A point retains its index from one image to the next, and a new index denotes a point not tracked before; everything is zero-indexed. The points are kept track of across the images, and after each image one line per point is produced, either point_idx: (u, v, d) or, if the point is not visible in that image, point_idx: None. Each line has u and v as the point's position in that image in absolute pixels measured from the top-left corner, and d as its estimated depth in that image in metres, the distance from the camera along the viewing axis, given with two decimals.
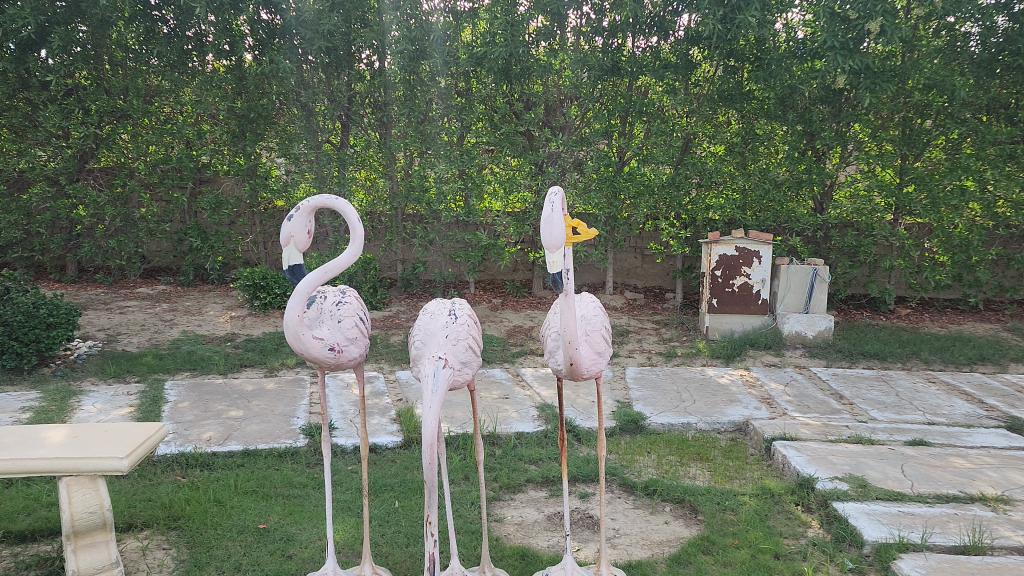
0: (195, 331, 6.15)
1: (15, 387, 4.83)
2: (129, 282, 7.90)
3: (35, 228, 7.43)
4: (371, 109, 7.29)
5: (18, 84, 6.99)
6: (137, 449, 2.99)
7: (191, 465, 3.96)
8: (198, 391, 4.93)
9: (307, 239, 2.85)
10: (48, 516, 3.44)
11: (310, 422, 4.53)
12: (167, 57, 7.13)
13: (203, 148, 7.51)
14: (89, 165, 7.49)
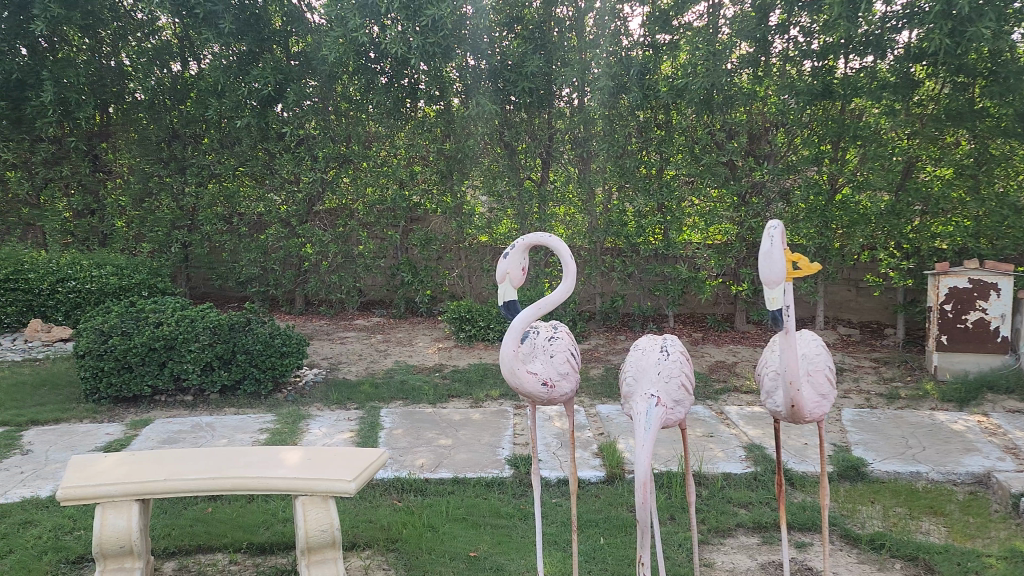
0: (407, 361, 6.50)
1: (254, 409, 5.33)
2: (348, 314, 8.51)
3: (270, 264, 8.26)
4: (571, 145, 7.41)
5: (260, 136, 7.92)
6: (362, 472, 3.22)
7: (406, 490, 4.16)
8: (411, 419, 5.18)
9: (522, 276, 2.94)
10: (284, 532, 3.75)
11: (515, 453, 4.62)
12: (384, 105, 7.69)
13: (415, 188, 7.92)
14: (317, 207, 8.17)
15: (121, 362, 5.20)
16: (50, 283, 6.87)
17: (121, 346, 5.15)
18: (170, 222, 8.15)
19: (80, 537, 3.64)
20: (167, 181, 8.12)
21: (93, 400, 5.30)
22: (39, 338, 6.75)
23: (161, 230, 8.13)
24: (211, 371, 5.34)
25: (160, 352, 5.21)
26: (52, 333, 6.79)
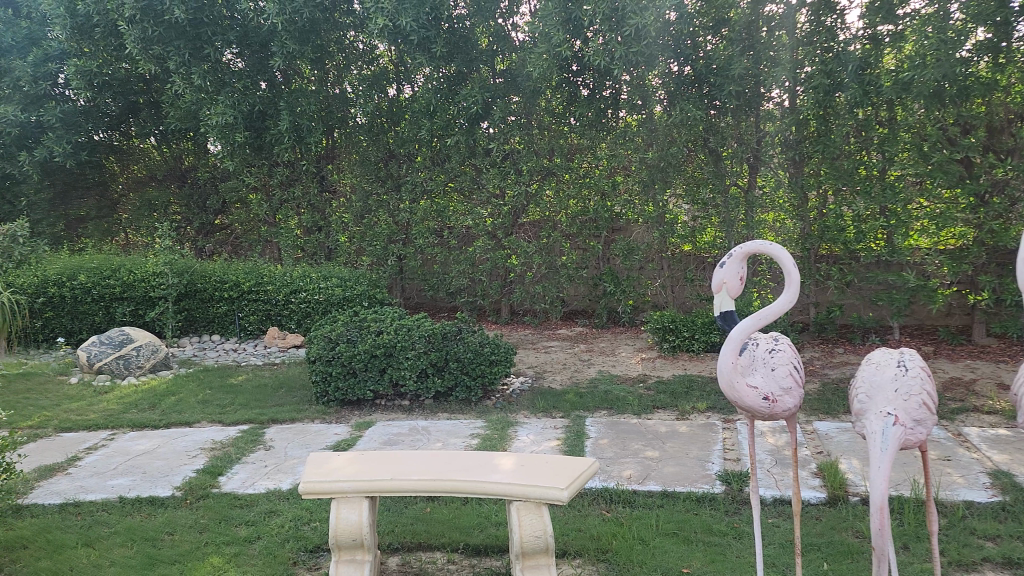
0: (611, 371, 6.50)
1: (465, 415, 5.53)
2: (551, 324, 8.64)
3: (478, 275, 8.59)
4: (780, 150, 7.07)
5: (468, 152, 8.30)
6: (575, 481, 3.25)
7: (615, 501, 4.14)
8: (616, 430, 5.16)
9: (739, 286, 2.83)
10: (497, 536, 3.85)
11: (726, 469, 4.46)
12: (587, 117, 7.88)
13: (618, 199, 7.96)
14: (521, 220, 8.40)
15: (347, 368, 5.62)
16: (285, 294, 7.58)
17: (347, 353, 5.58)
18: (387, 237, 8.69)
19: (316, 528, 3.95)
20: (384, 199, 8.70)
21: (322, 403, 5.74)
22: (276, 343, 7.49)
23: (379, 244, 8.68)
24: (426, 377, 5.63)
25: (381, 359, 5.59)
26: (287, 339, 7.49)
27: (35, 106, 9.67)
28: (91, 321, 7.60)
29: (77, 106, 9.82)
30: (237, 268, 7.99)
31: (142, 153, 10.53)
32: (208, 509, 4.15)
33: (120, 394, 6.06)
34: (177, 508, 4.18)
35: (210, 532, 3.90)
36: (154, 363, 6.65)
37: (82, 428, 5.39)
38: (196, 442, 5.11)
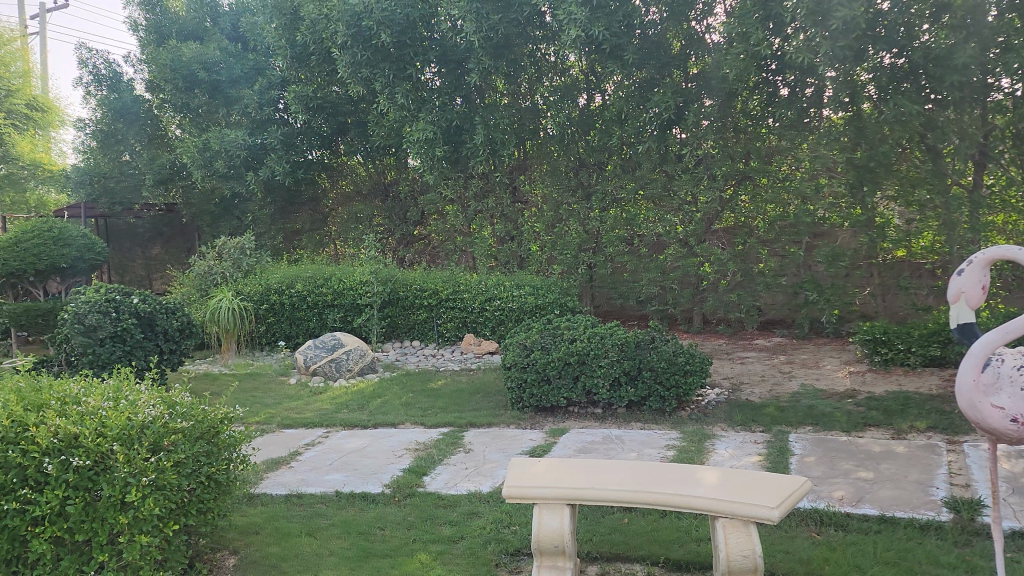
0: (814, 384, 6.16)
1: (659, 425, 5.43)
2: (747, 334, 8.32)
3: (669, 283, 8.46)
4: (1012, 140, 6.53)
5: (660, 159, 8.30)
6: (786, 500, 3.07)
7: (825, 523, 3.90)
8: (823, 447, 4.87)
9: (981, 295, 2.57)
10: (698, 551, 3.73)
11: (953, 495, 4.07)
12: (786, 118, 7.69)
13: (821, 202, 7.53)
14: (715, 226, 8.21)
15: (542, 375, 5.71)
16: (480, 302, 7.86)
17: (542, 360, 5.68)
18: (578, 246, 8.81)
19: (516, 532, 4.01)
20: (575, 208, 8.81)
21: (517, 408, 5.87)
22: (472, 350, 7.75)
23: (569, 253, 8.83)
24: (619, 386, 5.60)
25: (574, 366, 5.64)
26: (481, 346, 7.73)
27: (260, 131, 10.86)
28: (305, 326, 8.24)
29: (295, 128, 10.80)
30: (435, 277, 8.38)
31: (350, 170, 11.33)
32: (414, 507, 4.35)
33: (334, 395, 6.51)
34: (386, 504, 4.41)
35: (416, 530, 4.07)
36: (362, 366, 7.11)
37: (301, 424, 5.85)
38: (401, 443, 5.39)
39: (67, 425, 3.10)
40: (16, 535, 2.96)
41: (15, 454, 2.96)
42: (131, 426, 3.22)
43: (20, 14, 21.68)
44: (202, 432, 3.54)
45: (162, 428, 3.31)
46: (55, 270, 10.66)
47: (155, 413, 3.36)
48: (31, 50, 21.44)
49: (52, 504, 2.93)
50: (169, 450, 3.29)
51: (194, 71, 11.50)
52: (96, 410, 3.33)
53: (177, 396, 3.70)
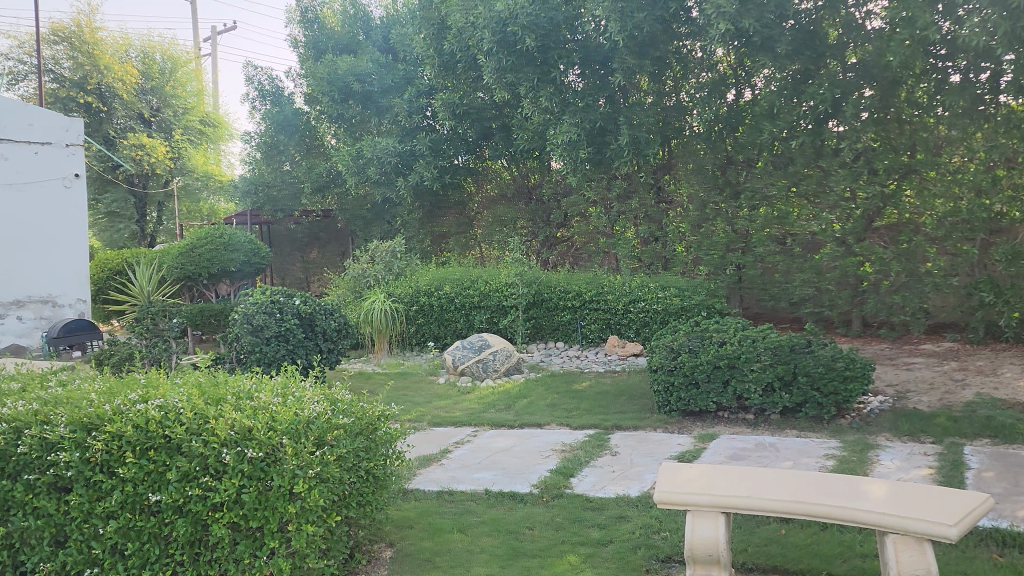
0: (992, 393, 5.68)
1: (817, 433, 5.17)
2: (913, 338, 7.80)
3: (824, 285, 8.03)
4: None
5: (815, 154, 7.97)
6: (965, 517, 2.82)
7: (1008, 544, 3.59)
8: (1003, 461, 4.48)
9: None
10: (863, 568, 3.52)
11: None
12: (957, 107, 7.20)
13: (999, 197, 6.97)
14: (876, 223, 7.68)
15: (690, 378, 5.58)
16: (624, 303, 7.81)
17: (689, 363, 5.56)
18: (726, 246, 8.60)
19: (666, 538, 3.93)
20: (722, 207, 8.64)
21: (664, 412, 5.77)
22: (616, 352, 7.69)
23: (716, 253, 8.66)
24: (773, 392, 5.39)
25: (724, 370, 5.47)
26: (626, 348, 7.66)
27: (409, 138, 11.28)
28: (453, 328, 8.45)
29: (442, 135, 11.15)
30: (579, 279, 8.39)
31: (494, 174, 11.55)
32: (561, 509, 4.36)
33: (481, 395, 6.63)
34: (535, 504, 4.45)
35: (564, 531, 4.08)
36: (508, 367, 7.21)
37: (450, 423, 6.00)
38: (548, 443, 5.42)
39: (242, 418, 3.31)
40: (199, 519, 3.17)
41: (198, 443, 3.18)
42: (298, 421, 3.40)
43: (195, 38, 23.49)
44: (362, 428, 3.71)
45: (326, 423, 3.48)
46: (225, 274, 11.49)
47: (320, 409, 3.54)
48: (205, 71, 23.19)
49: (230, 491, 3.13)
50: (332, 444, 3.45)
51: (349, 83, 12.11)
52: (267, 405, 3.54)
53: (339, 393, 3.88)
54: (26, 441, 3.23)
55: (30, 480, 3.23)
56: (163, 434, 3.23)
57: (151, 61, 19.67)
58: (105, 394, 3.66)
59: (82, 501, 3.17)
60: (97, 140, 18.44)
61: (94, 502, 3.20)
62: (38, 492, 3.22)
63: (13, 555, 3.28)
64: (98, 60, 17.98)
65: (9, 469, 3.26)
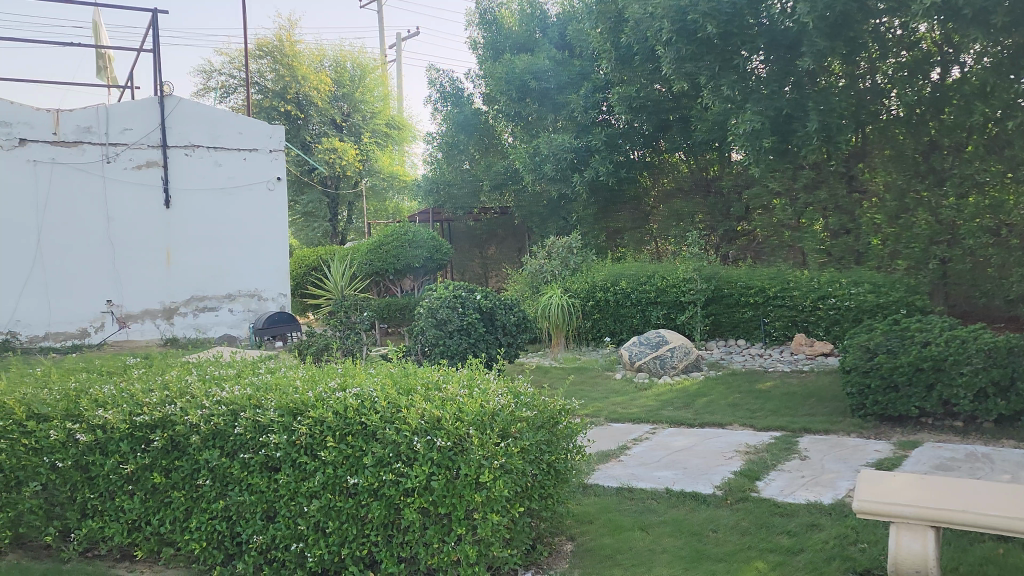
0: None
1: None
2: None
3: None
4: None
5: None
6: None
7: None
8: None
9: None
10: None
11: None
12: None
13: None
14: None
15: (888, 381, 5.20)
16: (812, 299, 7.45)
17: (887, 364, 5.17)
18: (928, 238, 7.94)
19: (864, 551, 3.66)
20: (924, 196, 8.10)
21: (859, 416, 5.42)
22: (804, 351, 7.31)
23: (917, 246, 8.02)
24: (986, 399, 4.91)
25: (928, 373, 5.05)
26: (814, 347, 7.26)
27: (585, 133, 11.33)
28: (630, 323, 8.38)
29: (618, 129, 11.11)
30: (762, 274, 8.06)
31: (672, 166, 11.54)
32: (746, 513, 4.19)
33: (659, 392, 6.52)
34: (719, 506, 4.31)
35: (752, 536, 3.91)
36: (686, 364, 7.04)
37: (628, 420, 5.95)
38: (731, 444, 5.24)
39: (431, 409, 3.44)
40: (392, 502, 3.32)
41: (391, 431, 3.34)
42: (484, 412, 3.49)
43: (382, 45, 24.79)
44: (544, 421, 3.72)
45: (510, 416, 3.53)
46: (409, 269, 11.98)
47: (504, 401, 3.60)
48: (391, 75, 24.43)
49: (420, 478, 3.26)
50: (515, 437, 3.50)
51: (525, 81, 12.31)
52: (454, 397, 3.66)
53: (522, 387, 3.94)
54: (241, 422, 3.54)
55: (245, 458, 3.51)
56: (360, 421, 3.43)
57: (343, 70, 21.01)
58: (308, 382, 3.93)
59: (289, 481, 3.42)
60: (296, 145, 20.03)
61: (299, 482, 3.43)
62: (252, 470, 3.50)
63: (230, 526, 3.58)
64: (296, 71, 19.54)
65: (226, 448, 3.56)
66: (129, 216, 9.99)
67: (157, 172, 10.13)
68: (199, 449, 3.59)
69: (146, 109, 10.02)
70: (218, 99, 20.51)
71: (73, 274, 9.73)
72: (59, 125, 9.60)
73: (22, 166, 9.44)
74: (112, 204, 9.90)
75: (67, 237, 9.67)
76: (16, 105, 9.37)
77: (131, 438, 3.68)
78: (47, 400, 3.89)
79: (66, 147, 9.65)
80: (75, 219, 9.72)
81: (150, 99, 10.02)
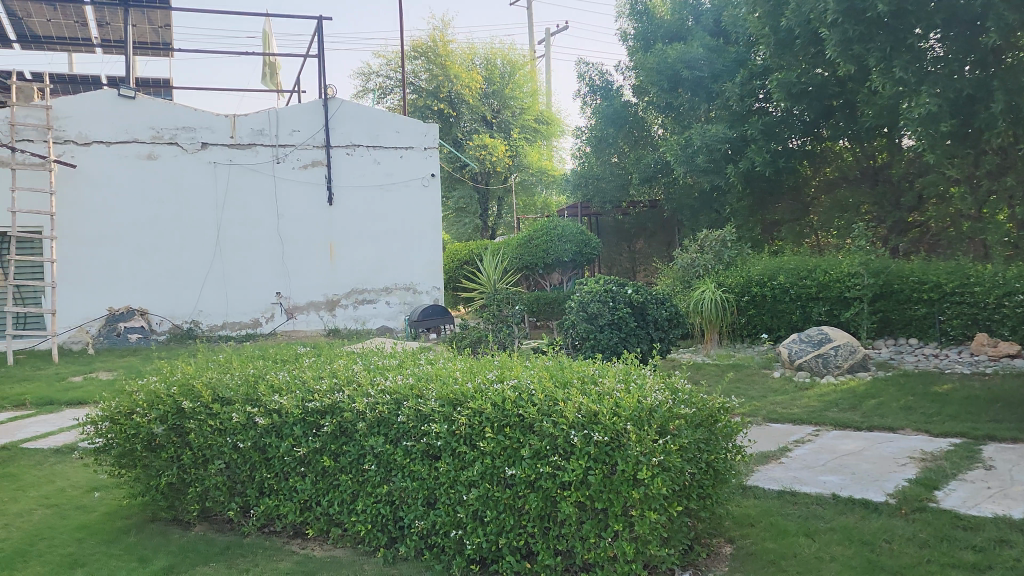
0: None
1: None
2: None
3: None
4: None
5: None
6: None
7: None
8: None
9: None
10: None
11: None
12: None
13: None
14: None
15: None
16: (996, 296, 6.87)
17: None
18: None
19: None
20: None
21: None
22: (985, 352, 6.76)
23: None
24: None
25: None
26: (998, 348, 6.69)
27: (740, 123, 11.01)
28: (788, 319, 8.10)
29: (775, 117, 10.70)
30: (937, 268, 7.51)
31: (834, 154, 11.15)
32: (925, 524, 3.90)
33: (822, 392, 6.22)
34: (892, 516, 4.04)
35: (931, 550, 3.64)
36: (852, 364, 6.65)
37: (788, 420, 5.71)
38: (904, 450, 4.91)
39: (588, 403, 3.40)
40: (549, 495, 3.33)
41: (548, 424, 3.34)
42: (641, 408, 3.40)
43: (532, 41, 25.03)
44: (702, 419, 3.59)
45: (668, 412, 3.42)
46: (558, 263, 12.13)
47: (661, 397, 3.49)
48: (540, 71, 24.62)
49: (578, 471, 3.24)
50: (673, 434, 3.39)
51: (678, 71, 12.13)
52: (611, 392, 3.60)
53: (679, 382, 3.81)
54: (404, 411, 3.67)
55: (408, 445, 3.64)
56: (518, 413, 3.45)
57: (493, 67, 21.32)
58: (466, 373, 4.02)
59: (449, 469, 3.50)
60: (449, 143, 20.64)
61: (458, 470, 3.51)
62: (414, 457, 3.62)
63: (393, 510, 3.72)
64: (449, 71, 20.22)
65: (390, 435, 3.70)
66: (294, 213, 10.65)
67: (320, 171, 10.72)
68: (364, 436, 3.75)
69: (312, 112, 10.65)
70: (376, 100, 21.46)
71: (247, 268, 10.51)
72: (236, 129, 10.43)
73: (204, 167, 10.34)
74: (281, 201, 10.60)
75: (242, 234, 10.48)
76: (200, 112, 10.30)
77: (303, 423, 3.89)
78: (230, 384, 4.18)
79: (242, 149, 10.47)
80: (249, 217, 10.51)
81: (315, 102, 10.63)
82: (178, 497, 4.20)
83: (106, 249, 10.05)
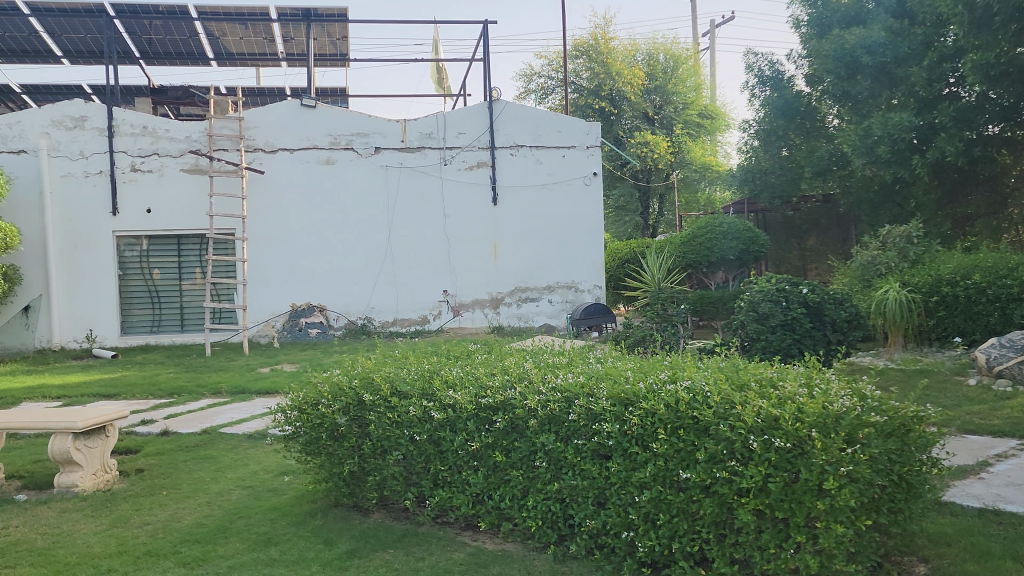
0: None
1: None
2: None
3: None
4: None
5: None
6: None
7: None
8: None
9: None
10: None
11: None
12: None
13: None
14: None
15: None
16: None
17: None
18: None
19: None
20: None
21: None
22: None
23: None
24: None
25: None
26: None
27: (929, 109, 10.28)
28: (985, 322, 7.49)
29: (969, 103, 9.89)
30: None
31: None
32: None
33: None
34: None
35: None
36: None
37: (987, 433, 5.24)
38: None
39: (768, 406, 3.18)
40: (725, 501, 3.20)
41: (725, 427, 3.18)
42: (827, 414, 3.14)
43: (696, 35, 24.48)
44: (894, 428, 3.26)
45: (856, 419, 3.15)
46: (722, 261, 11.80)
47: (849, 403, 3.22)
48: (704, 64, 24.01)
49: (756, 478, 3.09)
50: (862, 443, 3.13)
51: (857, 56, 11.47)
52: (793, 396, 3.36)
53: (868, 388, 3.50)
54: (574, 410, 3.63)
55: (578, 444, 3.62)
56: (692, 415, 3.31)
57: (655, 62, 21.17)
58: (638, 373, 3.94)
59: (620, 469, 3.45)
60: (610, 140, 20.65)
61: (630, 471, 3.45)
62: (584, 456, 3.60)
63: (563, 508, 3.72)
64: (611, 69, 20.45)
65: (560, 433, 3.69)
66: (457, 213, 10.95)
67: (482, 172, 10.95)
68: (535, 433, 3.77)
69: (476, 114, 10.91)
70: (538, 100, 21.83)
71: (414, 267, 10.93)
72: (406, 133, 10.86)
73: (376, 171, 10.85)
74: (445, 202, 10.94)
75: (410, 234, 10.91)
76: (373, 118, 10.80)
77: (475, 418, 3.95)
78: (407, 378, 4.32)
79: (410, 152, 10.88)
80: (416, 217, 10.91)
81: (480, 104, 10.87)
82: (358, 485, 4.41)
83: (289, 249, 10.78)
